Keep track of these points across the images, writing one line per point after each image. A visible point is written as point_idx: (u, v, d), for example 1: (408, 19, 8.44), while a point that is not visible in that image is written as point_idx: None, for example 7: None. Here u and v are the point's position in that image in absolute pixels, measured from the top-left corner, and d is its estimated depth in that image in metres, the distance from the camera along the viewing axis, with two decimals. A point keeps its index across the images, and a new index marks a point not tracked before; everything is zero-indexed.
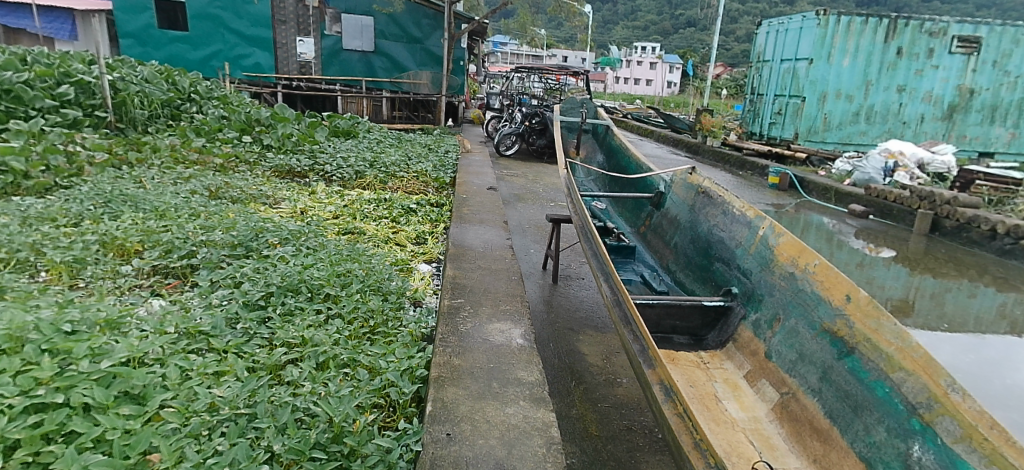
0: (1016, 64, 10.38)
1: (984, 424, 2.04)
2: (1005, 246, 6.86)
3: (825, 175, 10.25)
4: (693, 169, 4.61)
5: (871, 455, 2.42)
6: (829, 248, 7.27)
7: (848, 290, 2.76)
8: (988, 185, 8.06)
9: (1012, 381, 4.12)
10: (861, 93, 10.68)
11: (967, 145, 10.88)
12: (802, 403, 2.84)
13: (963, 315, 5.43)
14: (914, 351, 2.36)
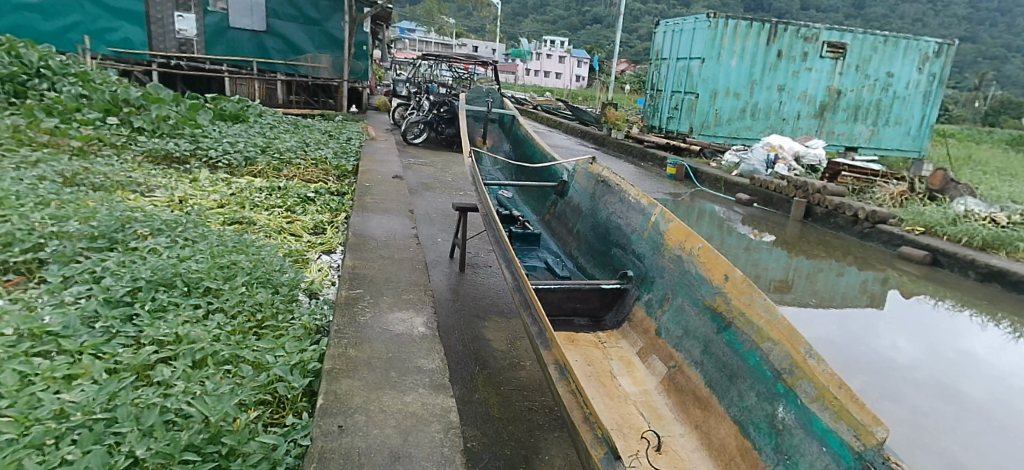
0: (875, 68, 11.47)
1: (834, 385, 2.27)
2: (865, 230, 7.65)
3: (716, 166, 10.95)
4: (594, 159, 4.75)
5: (744, 418, 2.62)
6: (720, 234, 7.77)
7: (727, 270, 2.97)
8: (851, 176, 8.92)
9: (870, 346, 4.62)
10: (747, 91, 11.41)
11: (835, 140, 11.97)
12: (686, 374, 3.03)
13: (832, 291, 6.02)
14: (779, 322, 2.58)
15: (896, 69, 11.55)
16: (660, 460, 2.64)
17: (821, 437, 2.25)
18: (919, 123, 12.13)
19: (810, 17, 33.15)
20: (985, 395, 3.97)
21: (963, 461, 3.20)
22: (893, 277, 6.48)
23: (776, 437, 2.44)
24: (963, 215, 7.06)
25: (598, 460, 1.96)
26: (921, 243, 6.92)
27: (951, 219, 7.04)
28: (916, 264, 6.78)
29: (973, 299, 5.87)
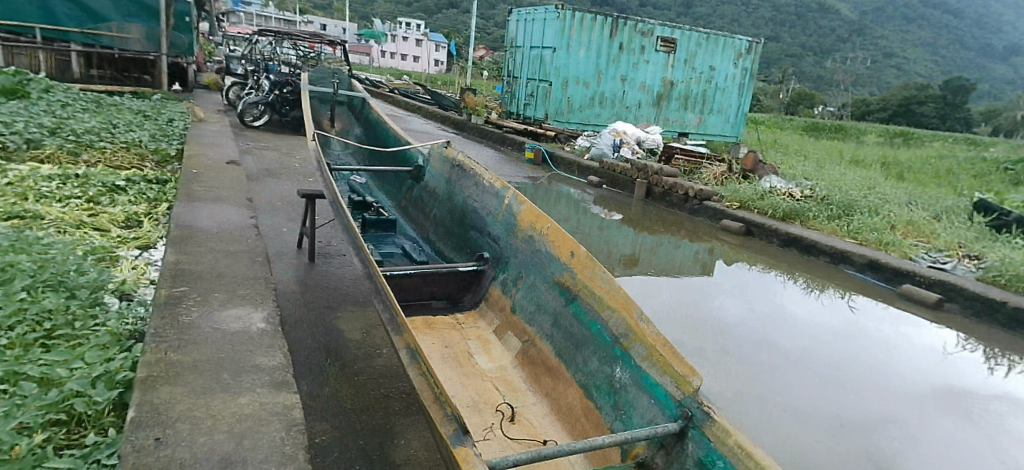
0: (699, 62, 12.73)
1: (660, 343, 2.48)
2: (694, 207, 8.47)
3: (570, 150, 11.51)
4: (448, 143, 4.71)
5: (588, 382, 2.78)
6: (574, 214, 8.13)
7: (572, 247, 3.11)
8: (682, 158, 9.85)
9: (700, 308, 5.14)
10: (595, 80, 11.99)
11: (670, 127, 13.00)
12: (538, 347, 3.15)
13: (672, 263, 6.58)
14: (616, 292, 2.75)
15: (716, 64, 12.89)
16: (514, 430, 2.72)
17: (651, 391, 2.44)
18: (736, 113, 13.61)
19: (649, 12, 35.93)
20: (790, 343, 4.59)
21: (773, 399, 3.68)
22: (717, 248, 7.24)
23: (614, 395, 2.61)
24: (768, 191, 8.09)
25: (447, 437, 1.97)
26: (739, 216, 7.80)
27: (759, 194, 8.03)
28: (734, 234, 7.65)
29: (779, 263, 6.75)
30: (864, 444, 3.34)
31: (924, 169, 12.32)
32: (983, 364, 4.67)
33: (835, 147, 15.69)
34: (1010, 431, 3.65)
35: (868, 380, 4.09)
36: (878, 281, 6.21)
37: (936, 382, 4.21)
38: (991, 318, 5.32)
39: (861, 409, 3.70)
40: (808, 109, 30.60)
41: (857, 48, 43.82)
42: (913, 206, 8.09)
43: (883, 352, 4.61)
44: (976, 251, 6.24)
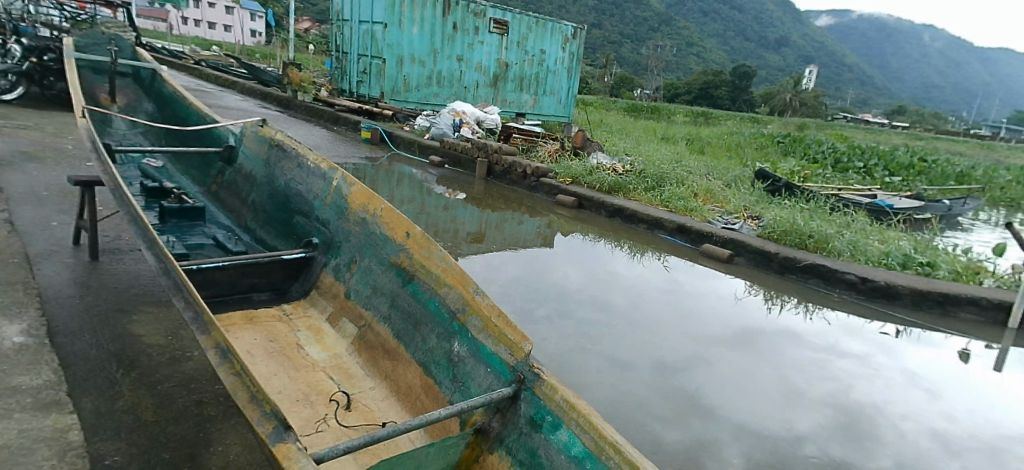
0: (532, 45, 12.88)
1: (495, 315, 2.52)
2: (531, 184, 8.80)
3: (410, 130, 11.35)
4: (264, 121, 4.31)
5: (427, 360, 2.75)
6: (420, 195, 7.93)
7: (408, 227, 3.02)
8: (520, 137, 10.20)
9: (542, 278, 5.37)
10: (430, 59, 11.84)
11: (507, 108, 12.98)
12: (376, 331, 3.05)
13: (516, 238, 6.77)
14: (453, 269, 2.72)
15: (546, 48, 13.11)
16: (350, 417, 2.62)
17: (488, 361, 2.48)
18: (568, 96, 13.98)
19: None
20: (622, 302, 4.98)
21: (607, 355, 3.97)
22: (554, 221, 7.61)
23: (453, 369, 2.62)
24: (596, 166, 8.67)
25: (266, 437, 1.83)
26: (570, 190, 8.27)
27: (588, 170, 8.59)
28: (567, 208, 8.10)
29: (606, 232, 7.29)
30: (681, 383, 3.74)
31: (719, 144, 14.08)
32: (764, 304, 5.49)
33: (648, 125, 17.32)
34: (791, 358, 4.31)
35: (684, 329, 4.59)
36: (684, 242, 6.98)
37: (736, 325, 4.83)
38: (769, 266, 6.26)
39: (679, 354, 4.13)
40: (629, 91, 33.85)
41: (664, 36, 48.80)
42: (710, 177, 9.21)
43: (696, 303, 5.20)
44: (756, 212, 7.39)
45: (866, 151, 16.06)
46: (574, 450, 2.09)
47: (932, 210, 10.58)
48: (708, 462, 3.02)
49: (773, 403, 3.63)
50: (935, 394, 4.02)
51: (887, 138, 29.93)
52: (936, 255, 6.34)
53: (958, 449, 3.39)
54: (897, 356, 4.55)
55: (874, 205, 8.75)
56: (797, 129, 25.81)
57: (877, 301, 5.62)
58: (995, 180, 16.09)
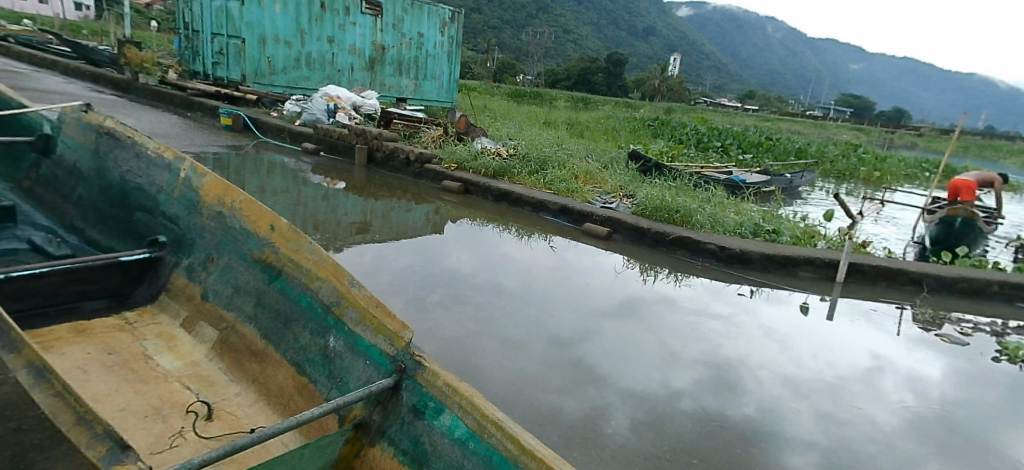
0: (408, 28, 12.32)
1: (372, 305, 2.44)
2: (416, 171, 8.71)
3: (278, 116, 10.74)
4: (88, 107, 3.80)
5: (300, 358, 2.63)
6: (295, 186, 7.51)
7: (272, 219, 2.82)
8: (402, 122, 10.11)
9: (435, 264, 5.31)
10: (297, 40, 11.16)
11: (386, 93, 12.39)
12: (239, 332, 2.86)
13: (404, 225, 6.65)
14: (325, 261, 2.59)
15: (425, 31, 12.60)
16: (211, 428, 2.44)
17: (366, 353, 2.41)
18: (450, 79, 13.53)
19: None
20: (515, 284, 5.05)
21: (501, 334, 4.02)
22: (442, 208, 7.58)
23: (328, 365, 2.51)
24: (480, 151, 8.73)
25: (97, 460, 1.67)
26: (456, 176, 8.28)
27: (472, 154, 8.62)
28: (454, 194, 8.10)
29: (493, 217, 7.37)
30: (574, 356, 3.86)
31: (596, 127, 14.66)
32: (640, 276, 5.82)
33: (529, 110, 17.65)
34: (669, 325, 4.60)
35: (574, 305, 4.74)
36: (566, 223, 7.25)
37: (621, 298, 5.08)
38: (642, 241, 6.66)
39: (569, 329, 4.26)
40: (511, 77, 34.30)
41: (542, 23, 49.82)
42: (588, 159, 9.61)
43: (584, 280, 5.40)
44: (630, 192, 7.86)
45: (724, 132, 17.55)
46: (457, 432, 2.10)
47: (778, 183, 11.81)
48: (598, 427, 3.14)
49: (655, 367, 3.85)
50: (787, 345, 4.47)
51: (741, 120, 32.94)
52: (780, 222, 7.10)
53: (806, 391, 3.77)
54: (758, 316, 5.02)
55: (729, 181, 9.67)
56: (666, 113, 27.67)
57: (734, 267, 6.19)
58: (828, 155, 18.28)
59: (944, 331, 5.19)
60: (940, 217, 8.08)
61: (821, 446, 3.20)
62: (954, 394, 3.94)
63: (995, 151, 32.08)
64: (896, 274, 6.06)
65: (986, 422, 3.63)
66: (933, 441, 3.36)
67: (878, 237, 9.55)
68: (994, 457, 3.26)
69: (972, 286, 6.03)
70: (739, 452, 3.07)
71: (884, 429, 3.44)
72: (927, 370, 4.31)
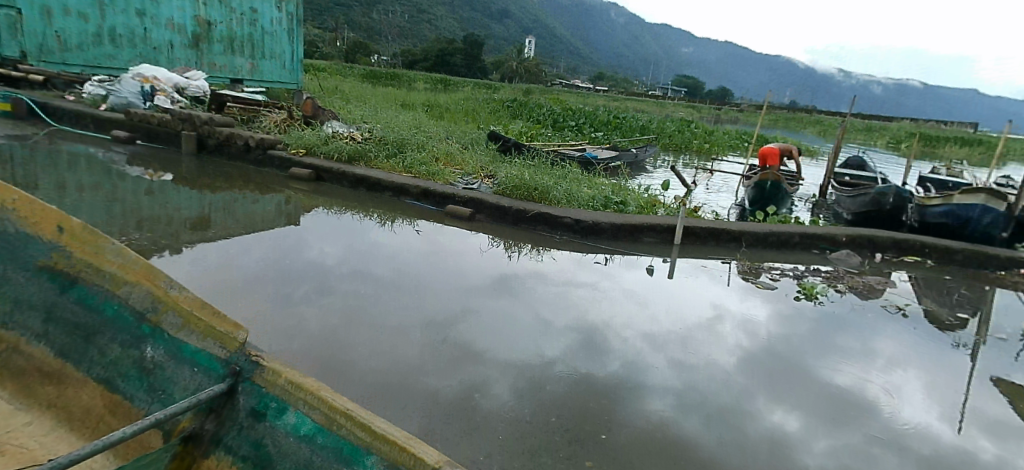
0: (237, 2, 11.26)
1: (197, 307, 2.23)
2: (258, 158, 8.12)
3: (75, 100, 9.23)
4: None
5: (111, 373, 2.34)
6: (108, 180, 6.59)
7: (57, 218, 2.38)
8: (236, 106, 9.30)
9: (295, 257, 4.99)
10: (95, 12, 9.64)
11: (217, 73, 11.31)
12: (24, 353, 2.49)
13: (252, 217, 6.16)
14: (133, 264, 2.29)
15: (258, 6, 11.59)
16: None
17: (193, 360, 2.20)
18: (292, 57, 12.50)
19: None
20: (386, 270, 4.91)
21: (374, 323, 3.90)
22: (293, 197, 7.11)
23: (148, 378, 2.26)
24: (332, 135, 8.41)
25: None
26: (305, 162, 7.88)
27: (323, 139, 8.28)
28: (305, 181, 7.71)
29: (351, 204, 7.12)
30: (452, 337, 3.84)
31: (457, 109, 14.42)
32: (504, 253, 5.92)
33: (383, 91, 17.16)
34: (540, 296, 4.75)
35: (449, 286, 4.72)
36: (430, 206, 7.23)
37: (493, 275, 5.15)
38: (504, 219, 6.80)
39: (446, 310, 4.24)
40: (362, 57, 33.37)
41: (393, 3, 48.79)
42: (448, 140, 9.56)
43: (457, 261, 5.39)
44: (491, 172, 8.09)
45: (575, 112, 18.37)
46: (303, 429, 2.00)
47: (625, 158, 12.63)
48: (474, 402, 3.16)
49: (529, 338, 3.94)
50: (645, 304, 4.81)
51: (590, 99, 34.75)
52: (626, 193, 7.60)
53: (664, 343, 4.08)
54: (618, 280, 5.36)
55: (582, 158, 10.51)
56: (522, 94, 28.33)
57: (588, 237, 6.54)
58: (666, 130, 19.91)
59: (760, 279, 5.93)
60: (753, 182, 9.23)
61: (674, 390, 3.47)
62: (777, 332, 4.52)
63: (798, 123, 36.88)
64: (722, 233, 6.79)
65: (804, 351, 4.19)
66: (761, 372, 3.80)
67: (710, 202, 10.63)
68: (808, 380, 3.76)
69: (780, 239, 6.95)
70: (598, 406, 3.25)
71: (724, 367, 3.82)
72: (756, 314, 4.88)
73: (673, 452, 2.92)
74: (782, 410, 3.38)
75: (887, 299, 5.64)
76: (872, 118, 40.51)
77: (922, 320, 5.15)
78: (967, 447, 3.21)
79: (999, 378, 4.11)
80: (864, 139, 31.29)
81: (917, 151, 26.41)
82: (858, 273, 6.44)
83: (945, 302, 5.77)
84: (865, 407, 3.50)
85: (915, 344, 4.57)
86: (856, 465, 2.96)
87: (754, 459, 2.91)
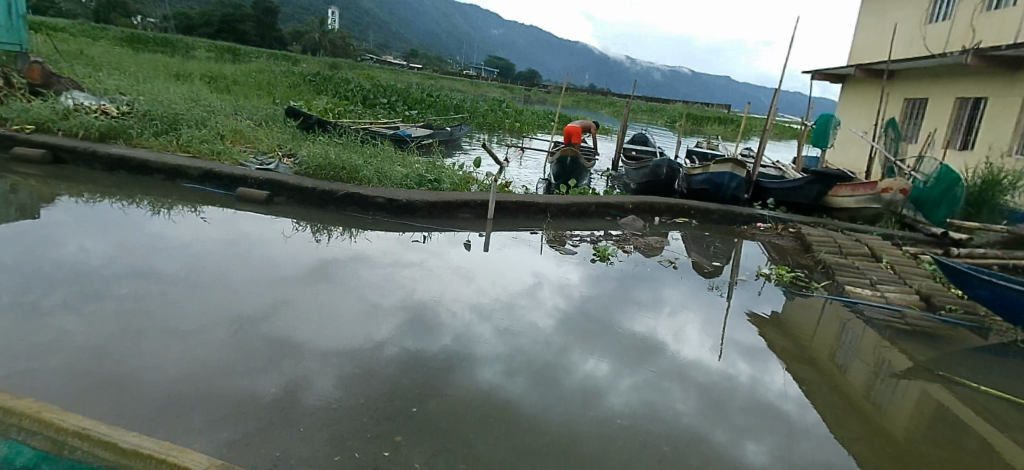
0: None
1: None
2: None
3: None
4: None
5: None
6: None
7: None
8: None
9: (43, 257, 4.12)
10: None
11: None
12: None
13: None
14: None
15: None
16: None
17: None
18: (11, 9, 9.56)
19: None
20: (174, 265, 4.26)
21: (162, 325, 3.35)
22: (22, 184, 5.85)
23: None
24: (72, 109, 7.08)
25: None
26: (36, 140, 6.57)
27: (62, 114, 6.94)
28: (38, 164, 6.43)
29: (109, 189, 6.11)
30: (264, 330, 3.45)
31: (247, 82, 12.90)
32: (314, 237, 5.46)
33: (156, 59, 14.89)
34: (361, 278, 4.48)
35: (256, 276, 4.26)
36: (215, 189, 6.45)
37: (307, 261, 4.75)
38: (309, 201, 6.35)
39: (257, 302, 3.80)
40: (124, 18, 28.73)
41: None
42: (238, 116, 8.59)
43: (262, 249, 4.88)
44: (292, 150, 7.52)
45: (386, 88, 17.80)
46: (19, 460, 1.94)
47: (438, 136, 12.57)
48: (275, 395, 2.84)
49: (352, 322, 3.68)
50: (471, 278, 4.82)
51: (399, 76, 34.00)
52: (439, 171, 7.53)
53: (490, 312, 4.11)
54: (445, 257, 5.30)
55: (396, 135, 10.29)
56: (327, 68, 26.68)
57: (404, 216, 6.37)
58: (480, 110, 20.33)
59: (562, 246, 6.31)
60: (557, 158, 9.84)
61: (495, 355, 3.48)
62: (588, 293, 4.84)
63: (594, 103, 39.99)
64: (530, 205, 7.12)
65: (612, 308, 4.53)
66: (576, 330, 4.00)
67: (519, 177, 11.11)
68: (614, 332, 4.06)
69: (580, 209, 7.46)
70: (410, 379, 3.12)
71: (544, 329, 3.95)
72: (571, 278, 5.18)
73: (499, 414, 2.92)
74: (594, 360, 3.59)
75: (664, 256, 6.39)
76: (652, 98, 45.41)
77: (689, 270, 5.92)
78: (734, 370, 3.70)
79: (748, 313, 4.87)
80: (650, 118, 35.07)
81: (690, 129, 30.27)
82: (641, 235, 7.20)
83: (707, 254, 6.71)
84: (660, 349, 3.87)
85: (695, 292, 5.21)
86: (652, 399, 3.21)
87: (563, 408, 3.02)
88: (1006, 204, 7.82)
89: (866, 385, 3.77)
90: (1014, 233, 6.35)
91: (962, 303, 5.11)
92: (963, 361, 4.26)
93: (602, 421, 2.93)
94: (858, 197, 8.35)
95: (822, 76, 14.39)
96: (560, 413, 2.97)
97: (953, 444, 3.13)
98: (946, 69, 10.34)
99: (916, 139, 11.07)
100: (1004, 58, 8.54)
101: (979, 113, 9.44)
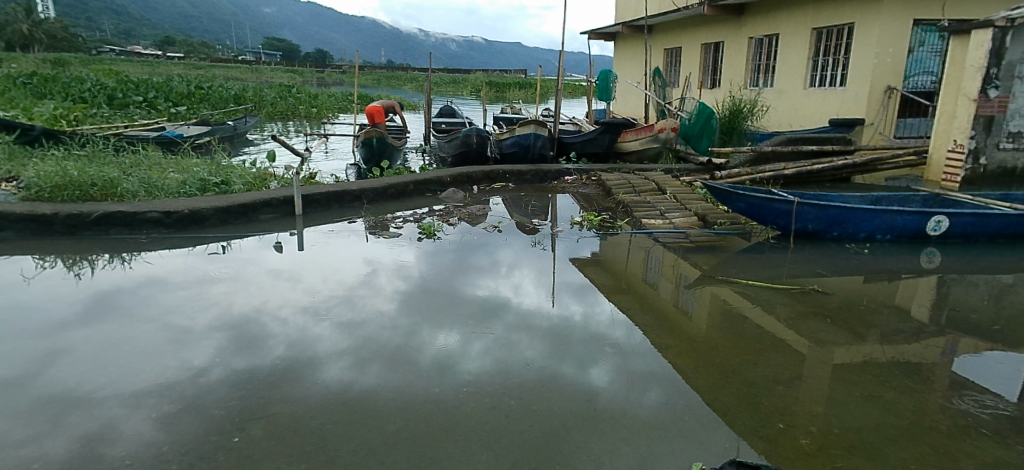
0: None
1: None
2: None
3: None
4: None
5: None
6: None
7: None
8: None
9: None
10: None
11: None
12: None
13: None
14: None
15: None
16: None
17: None
18: None
19: None
20: None
21: None
22: None
23: None
24: None
25: None
26: None
27: None
28: None
29: None
30: (36, 392, 2.84)
31: None
32: (69, 273, 4.61)
33: None
34: (161, 305, 3.93)
35: (6, 331, 3.49)
36: None
37: (86, 299, 4.04)
38: (51, 231, 5.35)
39: (22, 362, 3.12)
40: None
41: None
42: None
43: (10, 298, 4.01)
44: (10, 173, 6.24)
45: (137, 83, 15.50)
46: None
47: (216, 132, 11.34)
48: (49, 465, 2.35)
49: (150, 358, 3.20)
50: (298, 278, 4.50)
51: (150, 68, 29.82)
52: (227, 171, 6.82)
53: (324, 311, 3.87)
54: (263, 263, 4.87)
55: (160, 137, 9.07)
56: (48, 67, 22.27)
57: (191, 228, 5.71)
58: (266, 98, 18.83)
59: (386, 230, 6.09)
60: (362, 141, 9.51)
61: (338, 353, 3.29)
62: (427, 269, 4.79)
63: (389, 80, 39.20)
64: (343, 194, 6.80)
65: (453, 278, 4.55)
66: (419, 307, 3.97)
67: (321, 166, 10.53)
68: (457, 300, 4.09)
69: (397, 190, 7.32)
70: (227, 405, 2.78)
71: (389, 314, 3.84)
72: (406, 259, 5.06)
73: (355, 413, 2.75)
74: (444, 332, 3.58)
75: (488, 222, 6.51)
76: (445, 70, 45.76)
77: (512, 231, 6.10)
78: (568, 311, 3.94)
79: (573, 258, 5.21)
80: (453, 89, 35.44)
81: (491, 97, 31.22)
82: (463, 205, 7.25)
83: (525, 213, 6.98)
84: (502, 307, 3.99)
85: (524, 249, 5.42)
86: (504, 356, 3.28)
87: (413, 390, 2.94)
88: (749, 128, 9.26)
89: (668, 301, 4.24)
90: (756, 151, 7.55)
91: (727, 216, 5.97)
92: (734, 263, 5.01)
93: (466, 391, 2.92)
94: (641, 140, 9.25)
95: (596, 35, 15.60)
96: (419, 394, 2.90)
97: (737, 332, 3.65)
98: (691, 18, 11.81)
99: (677, 83, 12.58)
100: (731, 5, 9.99)
101: (720, 55, 10.98)
